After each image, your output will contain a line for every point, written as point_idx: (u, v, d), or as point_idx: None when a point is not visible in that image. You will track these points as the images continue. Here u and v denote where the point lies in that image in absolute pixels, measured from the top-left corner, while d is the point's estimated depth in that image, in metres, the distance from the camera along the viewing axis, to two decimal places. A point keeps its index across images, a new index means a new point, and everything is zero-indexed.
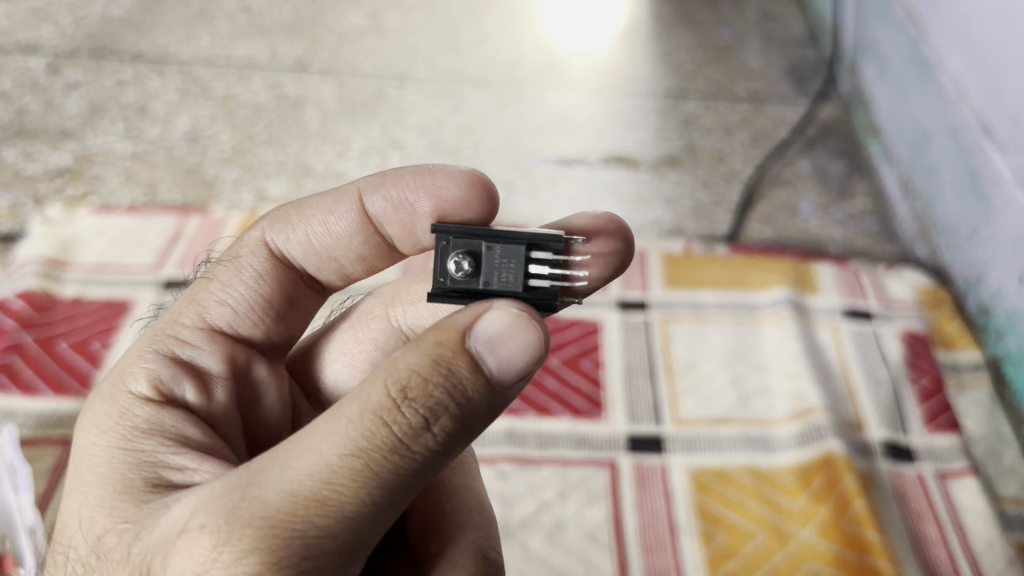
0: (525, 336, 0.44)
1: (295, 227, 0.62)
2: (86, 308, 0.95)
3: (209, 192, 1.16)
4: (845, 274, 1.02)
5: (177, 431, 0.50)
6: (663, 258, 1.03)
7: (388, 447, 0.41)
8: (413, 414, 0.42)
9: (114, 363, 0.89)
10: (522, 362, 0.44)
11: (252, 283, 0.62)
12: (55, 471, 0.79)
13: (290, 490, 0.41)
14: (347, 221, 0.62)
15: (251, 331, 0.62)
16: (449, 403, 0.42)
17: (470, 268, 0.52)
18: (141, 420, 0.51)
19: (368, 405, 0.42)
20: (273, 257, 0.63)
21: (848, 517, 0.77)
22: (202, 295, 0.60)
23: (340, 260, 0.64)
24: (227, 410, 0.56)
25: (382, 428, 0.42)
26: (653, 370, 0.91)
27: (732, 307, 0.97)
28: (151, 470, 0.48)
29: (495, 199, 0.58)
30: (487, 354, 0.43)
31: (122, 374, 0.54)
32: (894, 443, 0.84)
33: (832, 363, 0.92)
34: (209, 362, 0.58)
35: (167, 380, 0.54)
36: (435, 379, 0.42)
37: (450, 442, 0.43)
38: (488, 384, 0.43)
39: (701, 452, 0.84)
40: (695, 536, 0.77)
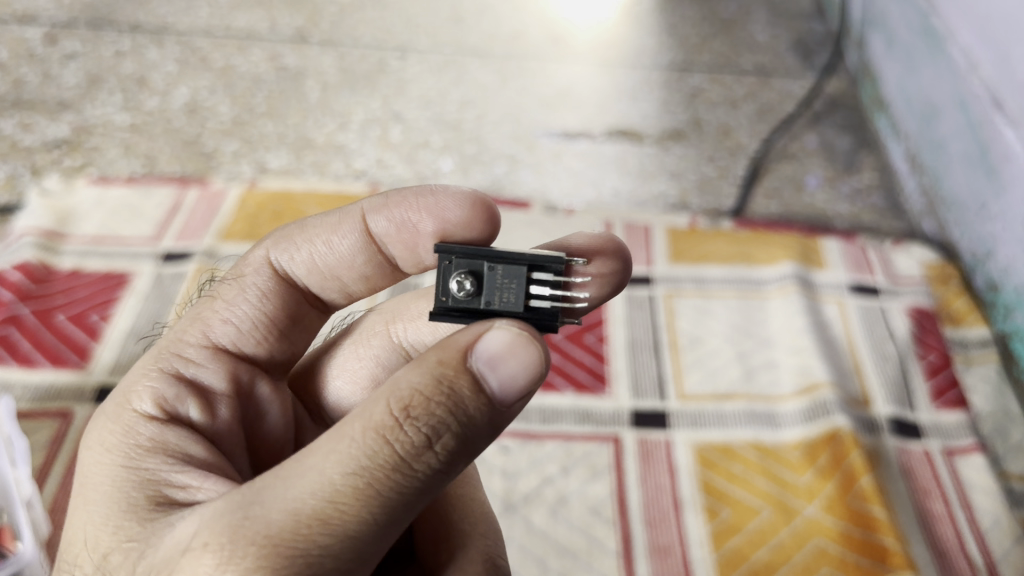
0: (527, 355, 0.44)
1: (299, 246, 0.61)
2: (84, 280, 0.94)
3: (209, 164, 1.15)
4: (852, 249, 1.01)
5: (180, 449, 0.49)
6: (668, 233, 1.02)
7: (391, 466, 0.41)
8: (415, 432, 0.41)
9: (114, 337, 0.88)
10: (524, 380, 0.43)
11: (256, 301, 0.61)
12: (53, 444, 0.78)
13: (293, 508, 0.40)
14: (350, 240, 0.61)
15: (255, 350, 0.61)
16: (451, 421, 0.42)
17: (473, 288, 0.51)
18: (144, 437, 0.49)
19: (371, 423, 0.41)
20: (277, 276, 0.62)
21: (855, 493, 0.76)
22: (205, 313, 0.59)
23: (341, 278, 0.63)
24: (230, 427, 0.55)
25: (384, 446, 0.41)
26: (657, 345, 0.90)
27: (737, 282, 0.96)
28: (154, 487, 0.46)
29: (496, 213, 0.57)
30: (488, 373, 0.43)
31: (127, 393, 0.52)
32: (902, 420, 0.84)
33: (839, 339, 0.91)
34: (212, 380, 0.56)
35: (171, 398, 0.52)
36: (437, 398, 0.42)
37: (452, 462, 0.42)
38: (489, 402, 0.43)
39: (706, 427, 0.83)
40: (700, 511, 0.76)
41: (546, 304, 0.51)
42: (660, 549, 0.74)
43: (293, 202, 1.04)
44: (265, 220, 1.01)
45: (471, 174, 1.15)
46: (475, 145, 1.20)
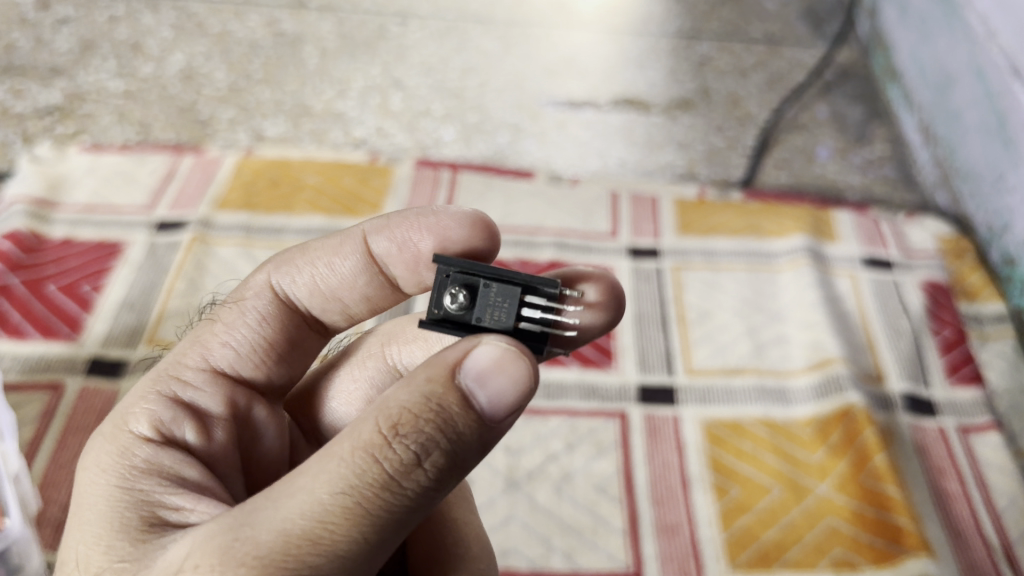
0: (517, 372, 0.41)
1: (301, 269, 0.59)
2: (76, 249, 0.92)
3: (204, 131, 1.12)
4: (865, 221, 0.98)
5: (175, 472, 0.47)
6: (676, 204, 1.00)
7: (379, 485, 0.39)
8: (404, 449, 0.39)
9: (106, 308, 0.86)
10: (513, 396, 0.41)
11: (256, 325, 0.58)
12: (43, 417, 0.76)
13: (281, 530, 0.38)
14: (352, 262, 0.59)
15: (253, 374, 0.58)
16: (441, 438, 0.40)
17: (465, 301, 0.48)
18: (139, 459, 0.47)
19: (358, 442, 0.40)
20: (279, 300, 0.59)
21: (868, 472, 0.74)
22: (204, 334, 0.56)
23: (342, 297, 0.60)
24: (227, 450, 0.52)
25: (372, 465, 0.39)
26: (665, 319, 0.87)
27: (747, 255, 0.94)
28: (148, 506, 0.44)
29: (495, 231, 0.56)
30: (476, 392, 0.41)
31: (124, 414, 0.50)
32: (915, 396, 0.81)
33: (852, 313, 0.89)
34: (209, 403, 0.53)
35: (167, 421, 0.50)
36: (426, 415, 0.40)
37: (441, 480, 0.41)
38: (479, 419, 0.41)
39: (714, 404, 0.81)
40: (708, 490, 0.74)
41: (536, 328, 0.49)
42: (668, 528, 0.72)
43: (290, 171, 1.01)
44: (261, 188, 0.98)
45: (473, 144, 1.12)
46: (477, 114, 1.17)
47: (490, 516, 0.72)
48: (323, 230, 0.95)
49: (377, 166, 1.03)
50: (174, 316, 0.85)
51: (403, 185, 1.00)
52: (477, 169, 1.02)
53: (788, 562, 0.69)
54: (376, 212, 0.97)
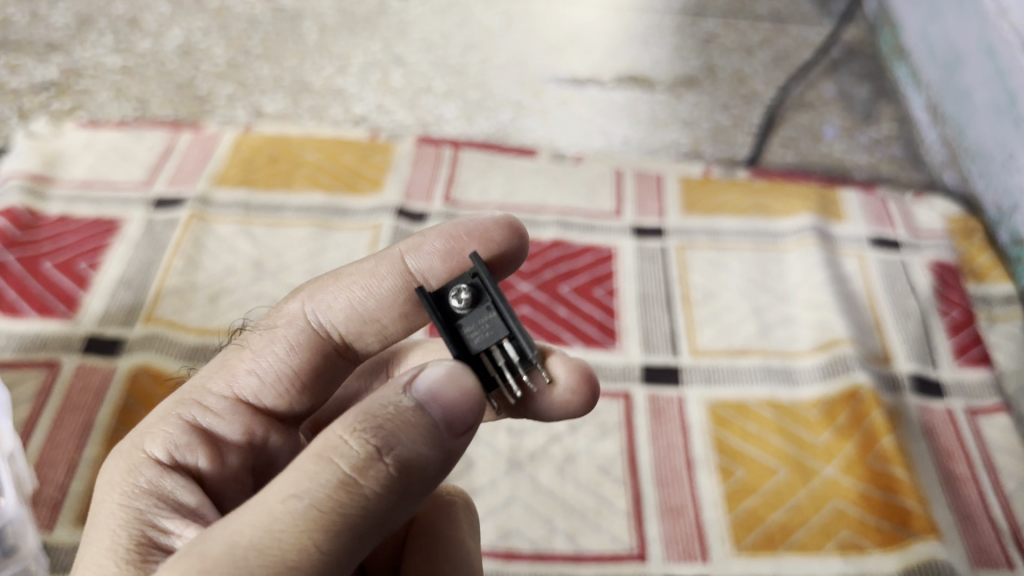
0: (465, 381, 0.42)
1: (337, 294, 0.55)
2: (73, 226, 0.90)
3: (202, 107, 1.10)
4: (872, 201, 0.97)
5: (173, 496, 0.47)
6: (681, 183, 0.98)
7: (334, 484, 0.38)
8: (361, 445, 0.39)
9: (103, 286, 0.84)
10: (466, 405, 0.41)
11: (286, 355, 0.54)
12: (38, 396, 0.75)
13: (233, 540, 0.37)
14: (390, 285, 0.55)
15: (276, 403, 0.55)
16: (398, 437, 0.39)
17: (461, 305, 0.48)
18: (143, 480, 0.47)
19: (314, 448, 0.39)
20: (314, 330, 0.55)
21: (875, 454, 0.73)
22: (232, 360, 0.54)
23: (380, 321, 0.56)
24: (238, 473, 0.52)
25: (326, 465, 0.38)
26: (669, 299, 0.86)
27: (754, 234, 0.92)
28: (139, 524, 0.45)
29: (525, 233, 0.57)
30: (430, 400, 0.41)
31: (144, 432, 0.50)
32: (923, 377, 0.80)
33: (859, 293, 0.88)
34: (228, 432, 0.53)
35: (181, 446, 0.50)
36: (383, 416, 0.40)
37: (404, 483, 0.39)
38: (435, 422, 0.40)
39: (720, 384, 0.79)
40: (713, 471, 0.73)
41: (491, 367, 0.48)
42: (672, 510, 0.71)
43: (290, 147, 0.99)
44: (261, 164, 0.97)
45: (475, 122, 1.11)
46: (479, 91, 1.15)
47: (492, 497, 0.71)
48: (324, 207, 0.94)
49: (378, 143, 1.01)
50: (171, 294, 0.84)
51: (403, 162, 0.99)
52: (479, 147, 1.01)
53: (793, 544, 0.68)
54: (377, 190, 0.96)
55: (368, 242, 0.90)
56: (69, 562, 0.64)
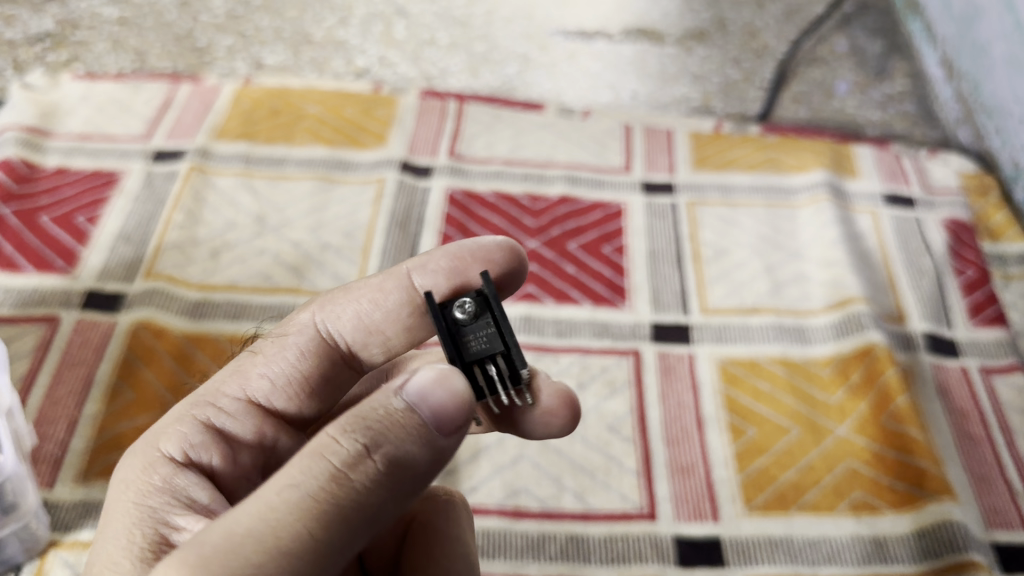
0: (456, 384, 0.39)
1: (344, 306, 0.52)
2: (70, 179, 0.88)
3: (201, 59, 1.07)
4: (885, 157, 0.95)
5: (186, 495, 0.45)
6: (691, 138, 0.96)
7: (326, 478, 0.36)
8: (352, 442, 0.37)
9: (102, 240, 0.83)
10: (456, 409, 0.39)
11: (297, 364, 0.51)
12: (38, 351, 0.73)
13: (229, 530, 0.35)
14: (399, 301, 0.52)
15: (287, 406, 0.52)
16: (387, 436, 0.38)
17: (465, 314, 0.46)
18: (157, 478, 0.45)
19: (306, 445, 0.37)
20: (325, 343, 0.52)
21: (889, 413, 0.71)
22: (245, 365, 0.51)
23: (385, 332, 0.53)
24: (248, 470, 0.49)
25: (319, 460, 0.36)
26: (679, 257, 0.85)
27: (766, 190, 0.91)
28: (154, 522, 0.43)
29: (526, 260, 0.54)
30: (420, 402, 0.39)
31: (158, 432, 0.48)
32: (937, 336, 0.79)
33: (873, 251, 0.86)
34: (241, 431, 0.49)
35: (196, 444, 0.47)
36: (373, 417, 0.38)
37: (394, 480, 0.37)
38: (426, 424, 0.39)
39: (731, 342, 0.78)
40: (724, 430, 0.72)
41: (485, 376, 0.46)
42: (683, 468, 0.70)
43: (291, 100, 0.97)
44: (261, 117, 0.95)
45: (480, 75, 1.08)
46: (484, 43, 1.12)
47: (500, 455, 0.70)
48: (326, 161, 0.91)
49: (380, 96, 0.99)
50: (171, 248, 0.82)
51: (407, 116, 0.96)
52: (484, 101, 0.99)
53: (805, 504, 0.67)
54: (380, 144, 0.93)
55: (372, 197, 0.88)
56: (70, 520, 0.63)
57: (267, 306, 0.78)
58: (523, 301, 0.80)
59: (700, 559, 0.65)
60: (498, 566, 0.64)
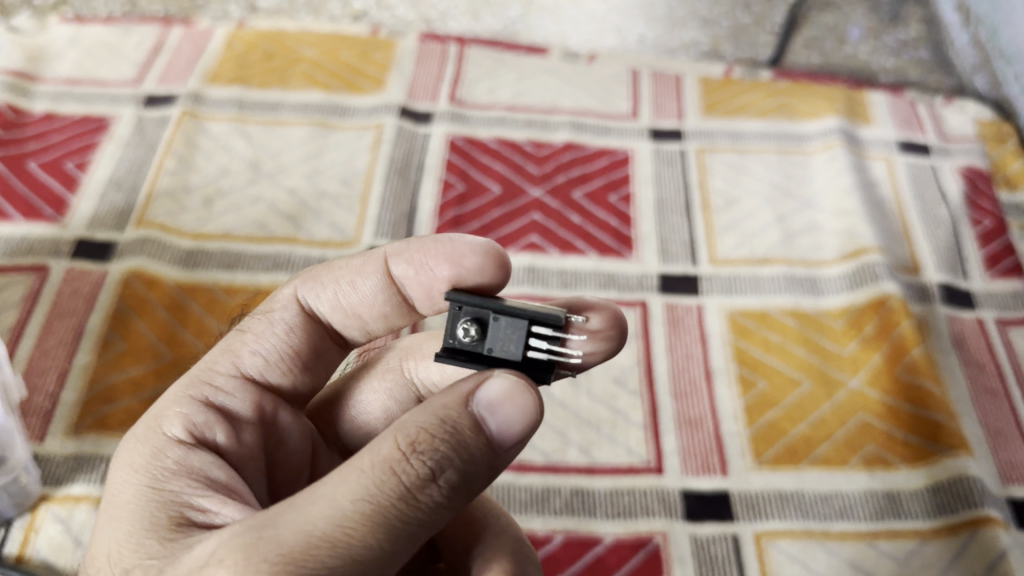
0: (527, 402, 0.37)
1: (324, 284, 0.48)
2: (59, 125, 0.85)
3: (193, 3, 1.04)
4: (900, 104, 0.92)
5: (204, 474, 0.40)
6: (700, 83, 0.93)
7: (397, 496, 0.34)
8: (421, 464, 0.35)
9: (92, 187, 0.80)
10: (521, 427, 0.36)
11: (286, 340, 0.48)
12: (27, 301, 0.71)
13: (305, 530, 0.33)
14: (376, 285, 0.48)
15: (281, 380, 0.48)
16: (455, 458, 0.35)
17: (477, 335, 0.42)
18: (170, 459, 0.41)
19: (376, 454, 0.35)
20: (309, 322, 0.49)
21: (904, 365, 0.70)
22: (234, 342, 0.47)
23: (363, 316, 0.50)
24: (252, 450, 0.45)
25: (390, 476, 0.34)
26: (688, 205, 0.82)
27: (777, 137, 0.88)
28: (177, 506, 0.39)
29: (509, 267, 0.45)
30: (488, 417, 0.36)
31: (158, 416, 0.43)
32: (953, 287, 0.77)
33: (887, 200, 0.84)
34: (239, 407, 0.46)
35: (199, 423, 0.43)
36: (441, 434, 0.35)
37: (456, 500, 0.36)
38: (489, 444, 0.36)
39: (740, 294, 0.76)
40: (733, 382, 0.70)
41: (544, 357, 0.42)
42: (690, 422, 0.68)
43: (285, 43, 0.94)
44: (255, 60, 0.92)
45: (482, 18, 1.04)
46: None
47: None
48: (322, 106, 0.88)
49: (379, 39, 0.95)
50: (163, 196, 0.79)
51: (406, 59, 0.93)
52: (486, 44, 0.95)
53: (816, 459, 0.65)
54: (378, 88, 0.90)
55: (371, 143, 0.85)
56: (62, 474, 0.61)
57: (261, 256, 0.75)
58: (526, 251, 0.77)
59: (707, 513, 0.63)
60: None
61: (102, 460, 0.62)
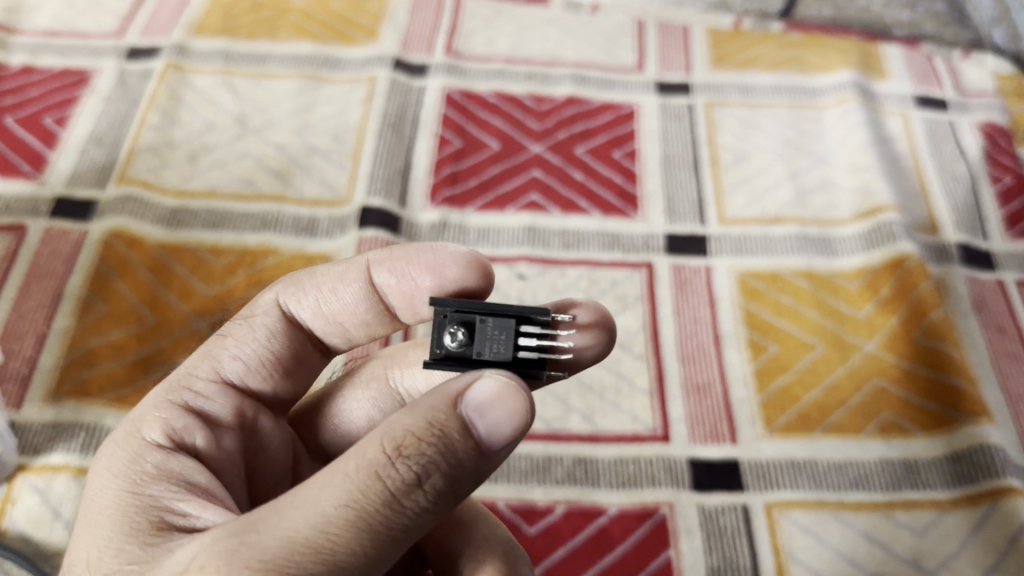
0: (518, 405, 0.34)
1: (306, 291, 0.46)
2: (37, 79, 0.81)
3: None
4: (916, 57, 0.88)
5: (184, 479, 0.37)
6: (708, 35, 0.89)
7: (382, 503, 0.31)
8: (407, 470, 0.32)
9: (72, 144, 0.76)
10: (510, 432, 0.34)
11: (266, 344, 0.45)
12: (4, 260, 0.68)
13: (288, 536, 0.30)
14: (357, 293, 0.46)
15: (262, 386, 0.45)
16: (442, 463, 0.33)
17: (465, 339, 0.38)
18: (148, 464, 0.37)
19: (361, 456, 0.32)
20: (290, 327, 0.46)
21: (922, 329, 0.67)
22: (214, 347, 0.44)
23: (344, 324, 0.47)
24: (232, 456, 0.41)
25: (376, 482, 0.31)
26: (697, 161, 0.78)
27: (790, 90, 0.84)
28: (156, 511, 0.36)
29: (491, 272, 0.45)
30: (476, 420, 0.33)
31: (136, 421, 0.40)
32: (971, 247, 0.73)
33: (903, 156, 0.80)
34: (219, 411, 0.42)
35: (178, 428, 0.40)
36: (428, 439, 0.32)
37: (441, 505, 0.33)
38: (477, 448, 0.33)
39: (751, 254, 0.72)
40: (743, 346, 0.67)
41: (535, 354, 0.39)
42: (699, 388, 0.65)
43: None
44: (243, 11, 0.88)
45: None
46: None
47: None
48: (312, 58, 0.84)
49: None
50: (146, 152, 0.76)
51: (400, 9, 0.89)
52: None
53: (829, 426, 0.63)
54: (372, 39, 0.86)
55: (363, 96, 0.81)
56: (39, 443, 0.58)
57: (248, 215, 0.72)
58: (526, 210, 0.74)
59: (716, 483, 0.61)
60: (500, 490, 0.60)
61: (83, 428, 0.59)
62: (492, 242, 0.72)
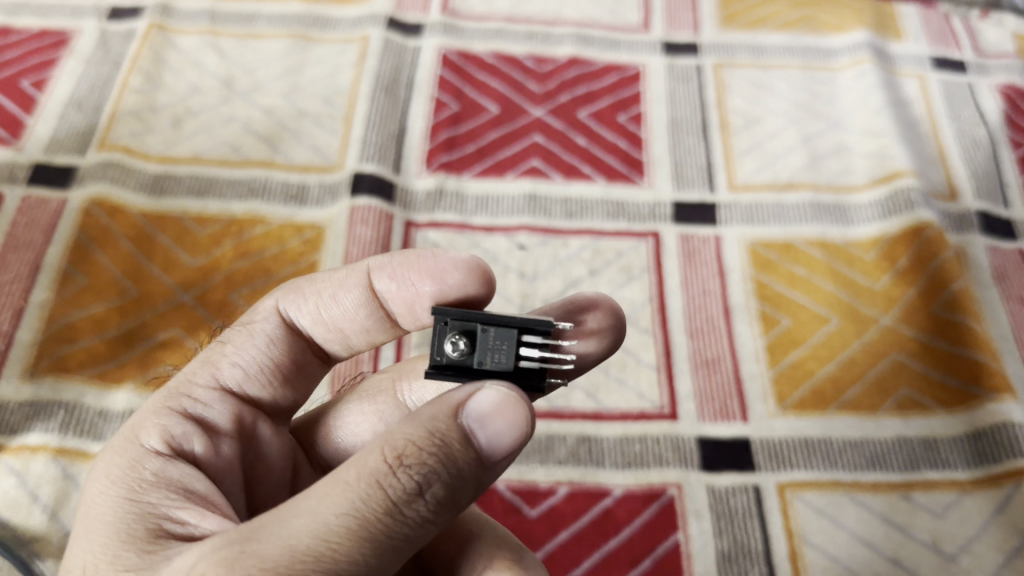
0: (521, 414, 0.31)
1: (306, 297, 0.43)
2: (14, 40, 0.78)
3: None
4: (933, 16, 0.85)
5: (183, 486, 0.34)
6: None
7: (384, 512, 0.29)
8: (409, 478, 0.29)
9: (51, 108, 0.73)
10: (512, 442, 0.31)
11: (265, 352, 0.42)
12: None
13: (287, 545, 0.28)
14: (359, 300, 0.43)
15: (261, 394, 0.42)
16: (445, 472, 0.30)
17: (467, 347, 0.36)
18: (147, 471, 0.35)
19: (360, 465, 0.29)
20: (290, 335, 0.43)
21: (941, 302, 0.64)
22: (212, 354, 0.41)
23: (346, 331, 0.44)
24: (232, 463, 0.38)
25: (377, 490, 0.29)
26: (705, 125, 0.75)
27: (802, 51, 0.80)
28: (154, 519, 0.33)
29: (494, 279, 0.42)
30: (477, 429, 0.31)
31: (137, 426, 0.37)
32: (992, 215, 0.70)
33: (920, 120, 0.77)
34: (218, 418, 0.39)
35: (178, 435, 0.37)
36: (429, 447, 0.30)
37: (442, 518, 0.30)
38: (478, 458, 0.31)
39: (762, 223, 0.69)
40: (754, 320, 0.64)
41: (537, 365, 0.36)
42: (708, 363, 0.62)
43: None
44: None
45: None
46: None
47: None
48: (302, 17, 0.81)
49: None
50: (128, 116, 0.72)
51: None
52: None
53: (845, 402, 0.60)
54: None
55: (355, 57, 0.78)
56: (17, 423, 0.56)
57: (235, 182, 0.69)
58: (526, 176, 0.71)
59: (726, 462, 0.58)
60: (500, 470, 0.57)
61: (62, 406, 0.57)
62: (492, 211, 0.69)
